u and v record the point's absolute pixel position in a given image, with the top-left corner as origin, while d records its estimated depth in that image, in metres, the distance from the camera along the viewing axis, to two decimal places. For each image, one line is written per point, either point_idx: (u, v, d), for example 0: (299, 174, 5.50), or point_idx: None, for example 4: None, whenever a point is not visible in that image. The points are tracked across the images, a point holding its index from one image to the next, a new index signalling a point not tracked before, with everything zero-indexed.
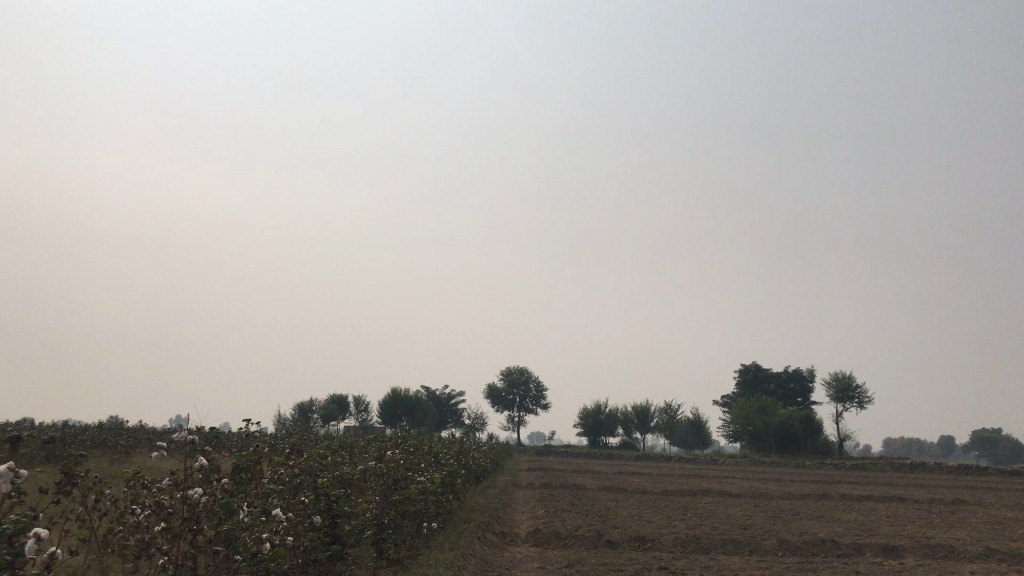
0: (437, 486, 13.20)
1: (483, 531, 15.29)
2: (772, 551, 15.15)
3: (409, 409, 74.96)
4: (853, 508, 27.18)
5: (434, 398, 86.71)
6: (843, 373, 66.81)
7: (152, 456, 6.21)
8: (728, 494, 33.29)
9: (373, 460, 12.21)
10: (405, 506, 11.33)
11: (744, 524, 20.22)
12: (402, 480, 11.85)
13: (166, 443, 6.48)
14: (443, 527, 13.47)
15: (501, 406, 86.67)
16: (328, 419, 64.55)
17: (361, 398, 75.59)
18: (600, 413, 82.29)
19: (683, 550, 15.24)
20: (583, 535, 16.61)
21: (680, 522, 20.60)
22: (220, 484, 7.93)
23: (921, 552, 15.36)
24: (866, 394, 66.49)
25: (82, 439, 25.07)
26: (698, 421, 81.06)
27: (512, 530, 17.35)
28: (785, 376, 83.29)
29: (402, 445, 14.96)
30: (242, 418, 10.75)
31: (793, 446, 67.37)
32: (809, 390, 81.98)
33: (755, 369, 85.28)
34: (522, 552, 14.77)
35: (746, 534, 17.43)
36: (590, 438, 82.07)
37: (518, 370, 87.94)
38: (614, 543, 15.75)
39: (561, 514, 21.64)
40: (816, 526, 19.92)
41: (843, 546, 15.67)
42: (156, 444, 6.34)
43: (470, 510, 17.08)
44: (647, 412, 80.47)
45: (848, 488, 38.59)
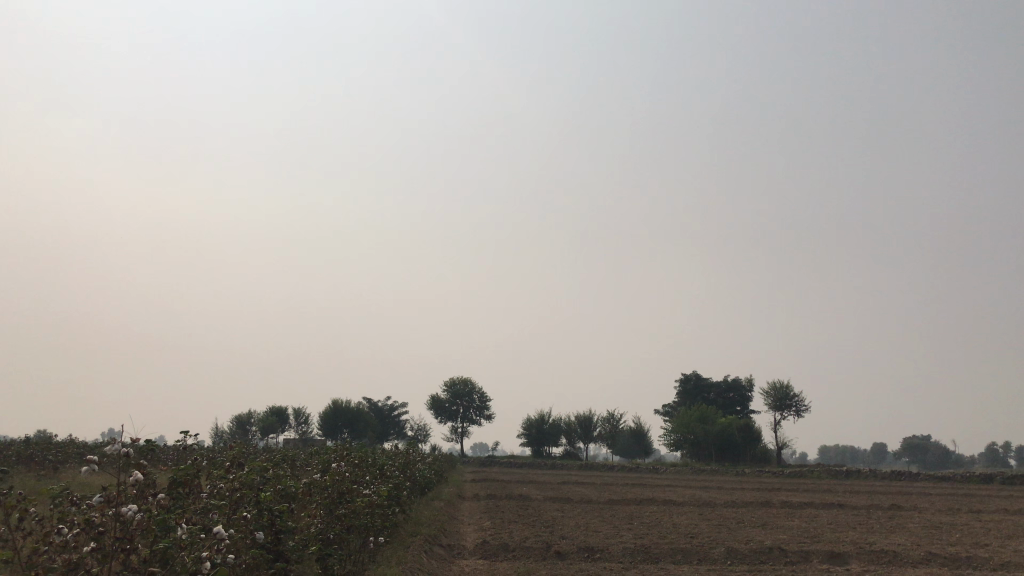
0: (382, 499, 12.83)
1: (430, 544, 14.96)
2: (720, 560, 15.12)
3: (351, 421, 73.88)
4: (794, 516, 27.53)
5: (375, 409, 85.66)
6: (781, 382, 68.01)
7: (82, 470, 5.80)
8: (672, 503, 33.43)
9: (317, 473, 11.81)
10: (351, 520, 10.95)
11: (691, 533, 20.23)
12: (347, 493, 11.48)
13: (97, 457, 6.08)
14: (390, 541, 13.09)
15: (444, 417, 86.06)
16: (268, 432, 63.19)
17: (302, 410, 74.20)
18: (544, 423, 82.31)
19: (632, 560, 15.12)
20: (531, 547, 16.39)
21: (627, 532, 20.49)
22: (157, 500, 7.50)
23: (865, 558, 15.51)
24: (803, 402, 67.78)
25: (7, 455, 23.97)
26: (640, 430, 81.65)
27: (458, 543, 17.03)
28: (725, 385, 84.49)
29: (346, 458, 14.55)
30: (179, 431, 10.29)
31: (733, 454, 68.26)
32: (747, 399, 83.27)
33: (695, 379, 86.28)
34: (470, 565, 14.47)
35: (694, 543, 17.41)
36: (534, 448, 82.00)
37: (461, 380, 87.40)
38: (563, 554, 15.56)
39: (507, 525, 21.40)
40: (761, 534, 20.02)
41: (790, 554, 15.73)
42: (87, 457, 5.94)
43: (416, 523, 16.72)
44: (590, 422, 80.76)
45: (788, 495, 39.15)
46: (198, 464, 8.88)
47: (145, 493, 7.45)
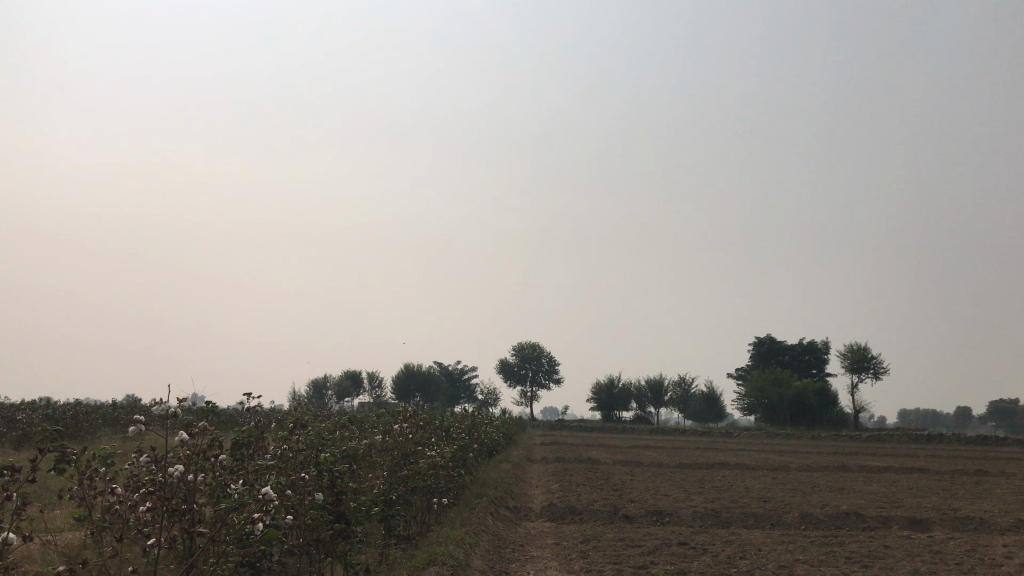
0: (447, 461, 12.73)
1: (496, 506, 14.88)
2: (794, 525, 14.66)
3: (422, 385, 74.84)
4: (872, 480, 26.76)
5: (446, 373, 86.60)
6: (859, 344, 66.11)
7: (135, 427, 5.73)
8: (746, 467, 32.87)
9: (381, 434, 11.78)
10: (415, 482, 10.88)
11: (764, 497, 19.74)
12: (411, 455, 11.43)
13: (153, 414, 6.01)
14: (454, 502, 13.04)
15: (514, 381, 86.48)
16: (342, 395, 64.51)
17: (374, 374, 75.54)
18: (614, 387, 81.98)
19: (702, 524, 14.80)
20: (599, 510, 16.19)
21: (698, 496, 20.13)
22: (218, 461, 7.47)
23: (949, 525, 14.81)
24: (882, 364, 65.72)
25: (94, 418, 24.91)
26: (712, 394, 80.63)
27: (525, 505, 16.97)
28: (800, 348, 82.59)
29: (411, 419, 14.52)
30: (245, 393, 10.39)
31: (808, 418, 66.80)
32: (823, 361, 81.28)
33: (769, 342, 84.60)
34: (536, 527, 14.36)
35: (766, 508, 16.94)
36: (604, 412, 81.82)
37: (530, 344, 87.65)
38: (631, 518, 15.33)
39: (575, 488, 21.24)
40: (838, 499, 19.39)
41: (869, 519, 15.16)
42: (141, 415, 5.88)
43: (483, 485, 16.69)
44: (661, 386, 80.07)
45: (867, 460, 38.03)
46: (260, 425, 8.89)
47: (204, 452, 7.44)
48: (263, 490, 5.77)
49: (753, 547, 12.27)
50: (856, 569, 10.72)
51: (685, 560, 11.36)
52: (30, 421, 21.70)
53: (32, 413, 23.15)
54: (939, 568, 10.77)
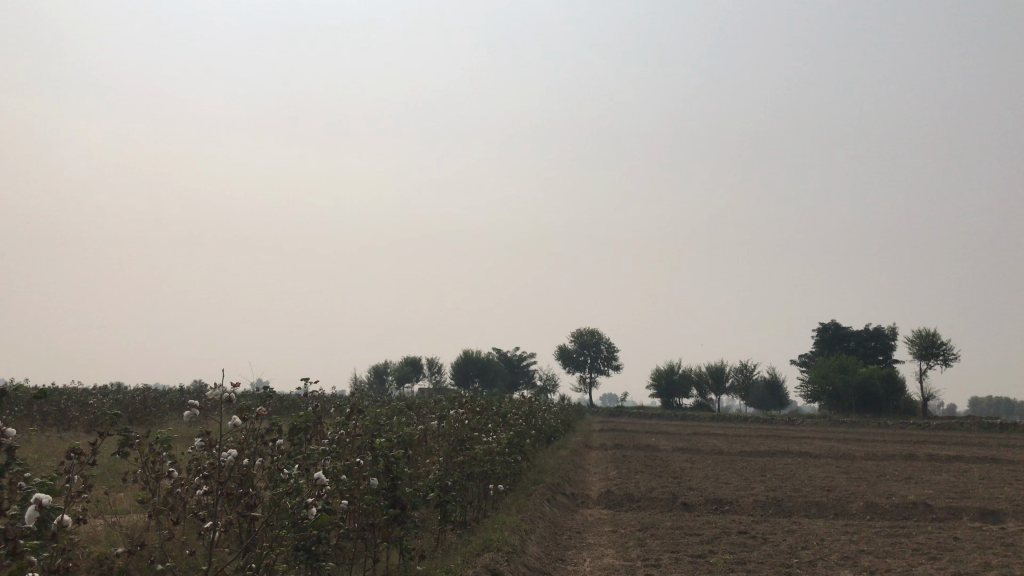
0: (504, 447, 12.72)
1: (553, 492, 14.85)
2: (858, 515, 14.29)
3: (481, 371, 75.24)
4: (940, 470, 26.00)
5: (505, 359, 86.88)
6: (927, 330, 64.22)
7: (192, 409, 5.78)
8: (808, 455, 32.22)
9: (437, 420, 11.82)
10: (471, 468, 10.89)
11: (827, 486, 19.29)
12: (468, 441, 11.44)
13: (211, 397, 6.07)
14: (510, 488, 13.02)
15: (573, 367, 86.34)
16: (402, 381, 65.23)
17: (434, 360, 76.18)
18: (674, 373, 81.24)
19: (763, 513, 14.53)
20: (657, 497, 16.03)
21: (759, 484, 19.82)
22: (276, 445, 7.54)
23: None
24: (952, 350, 63.72)
25: (163, 402, 25.62)
26: (774, 381, 79.29)
27: (582, 491, 16.92)
28: (866, 334, 80.59)
29: (468, 405, 14.57)
30: (304, 379, 10.51)
31: (874, 405, 65.21)
32: (890, 347, 79.19)
33: (833, 328, 82.78)
34: (593, 514, 14.29)
35: (830, 498, 16.56)
36: (664, 399, 81.19)
37: (589, 331, 87.38)
38: (690, 506, 15.13)
39: (633, 475, 21.11)
40: (905, 489, 18.88)
41: (938, 510, 14.69)
42: (198, 398, 5.94)
43: (540, 471, 16.69)
44: (722, 372, 79.08)
45: (936, 449, 36.94)
46: (318, 410, 8.99)
47: (262, 437, 7.54)
48: (316, 475, 5.79)
49: (815, 537, 11.98)
50: (923, 561, 10.38)
51: (745, 549, 11.15)
52: (102, 405, 22.45)
53: (104, 398, 23.95)
54: (1012, 561, 10.35)
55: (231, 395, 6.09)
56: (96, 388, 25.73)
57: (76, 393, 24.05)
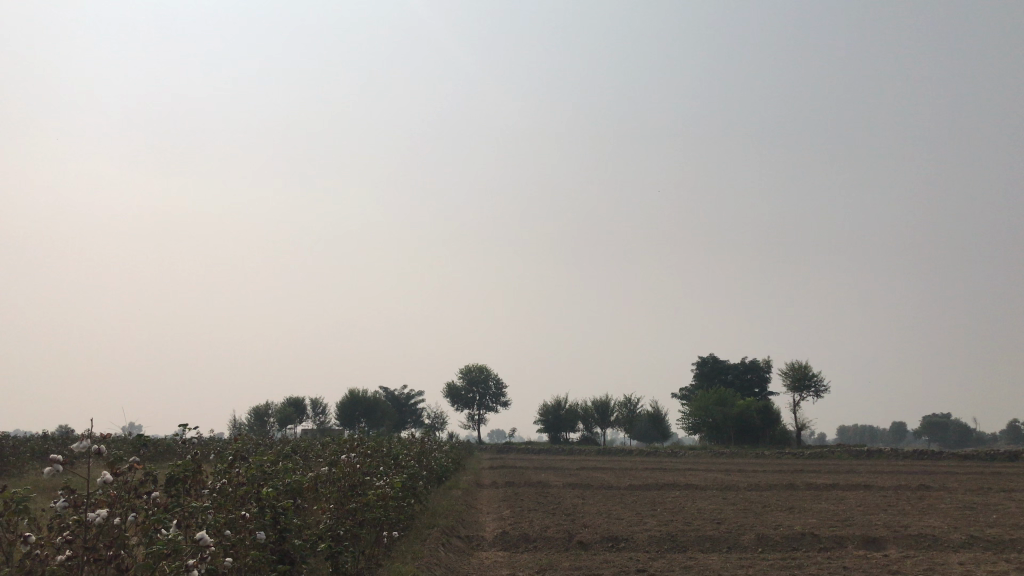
0: (397, 490, 12.25)
1: (448, 536, 14.41)
2: (750, 548, 14.44)
3: (368, 410, 73.62)
4: (819, 498, 26.92)
5: (392, 398, 85.45)
6: (799, 362, 67.15)
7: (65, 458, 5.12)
8: (694, 487, 32.85)
9: (327, 465, 11.26)
10: (363, 514, 10.38)
11: (717, 519, 19.55)
12: (359, 486, 10.95)
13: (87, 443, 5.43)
14: (404, 535, 12.54)
15: (461, 405, 85.77)
16: (285, 422, 62.87)
17: (319, 401, 74.00)
18: (561, 409, 81.88)
19: (658, 549, 14.53)
20: (553, 536, 15.81)
21: (651, 518, 19.99)
22: (153, 499, 6.87)
23: (903, 543, 14.79)
24: (822, 381, 66.76)
25: (23, 452, 23.65)
26: (658, 414, 81.04)
27: (477, 534, 16.52)
28: (743, 367, 83.66)
29: (358, 448, 14.03)
30: (181, 427, 9.82)
31: (751, 436, 67.49)
32: (765, 380, 82.45)
33: (712, 361, 85.51)
34: (489, 557, 13.90)
35: (720, 530, 16.73)
36: (551, 434, 81.63)
37: (477, 367, 87.05)
38: (586, 544, 14.94)
39: (527, 514, 20.88)
40: (789, 519, 19.36)
41: (824, 539, 15.06)
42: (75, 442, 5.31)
43: (433, 514, 16.22)
44: (607, 407, 80.34)
45: (811, 477, 38.45)
46: (198, 458, 8.36)
47: (137, 490, 6.91)
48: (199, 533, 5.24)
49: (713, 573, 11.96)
50: None
51: None
52: None
53: None
54: None
55: (100, 447, 5.45)
56: None
57: None
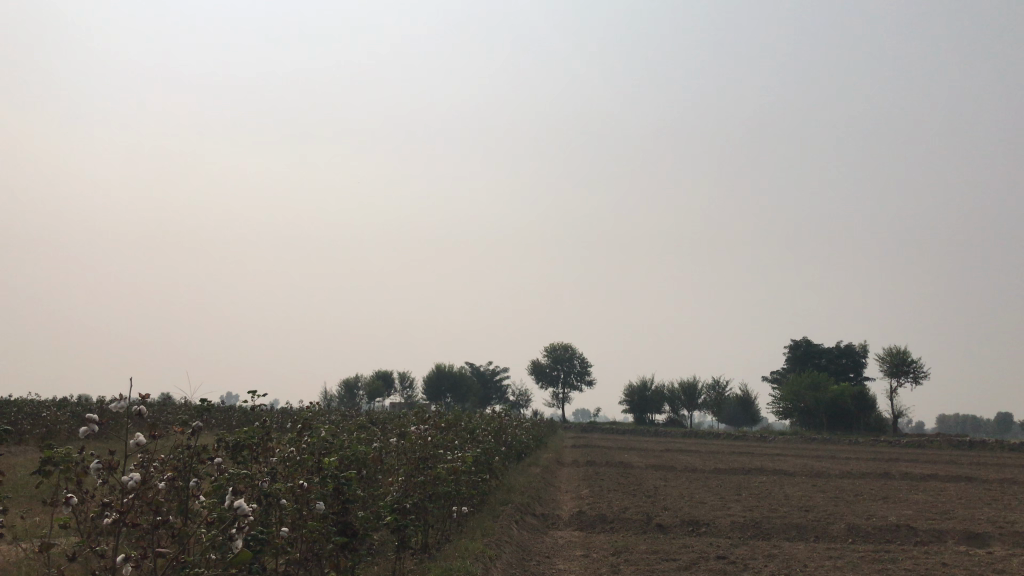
0: (470, 465, 11.99)
1: (522, 514, 14.14)
2: (839, 538, 13.68)
3: (453, 385, 74.29)
4: (917, 488, 25.56)
5: (478, 375, 86.03)
6: (898, 347, 64.36)
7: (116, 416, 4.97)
8: (783, 473, 31.76)
9: (399, 437, 11.11)
10: (433, 488, 10.15)
11: (806, 507, 18.69)
12: (430, 459, 10.74)
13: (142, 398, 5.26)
14: (476, 510, 12.34)
15: (546, 383, 85.68)
16: (373, 395, 64.02)
17: (406, 375, 75.18)
18: (647, 390, 80.91)
19: (740, 536, 13.91)
20: (631, 518, 15.35)
21: (735, 503, 19.34)
22: (215, 465, 6.77)
23: (1010, 540, 13.75)
24: (922, 368, 63.81)
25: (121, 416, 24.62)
26: (746, 398, 79.15)
27: (553, 512, 16.22)
28: (838, 351, 80.81)
29: (432, 420, 13.87)
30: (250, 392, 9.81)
31: (845, 422, 65.13)
32: (861, 365, 79.41)
33: (805, 345, 82.90)
34: (563, 537, 13.59)
35: (809, 518, 15.96)
36: (636, 415, 80.77)
37: (562, 345, 86.80)
38: (665, 528, 14.44)
39: (607, 494, 20.51)
40: (883, 509, 18.40)
41: (922, 533, 14.13)
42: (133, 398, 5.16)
43: (509, 490, 16.00)
44: (695, 388, 78.94)
45: (909, 467, 36.71)
46: (266, 425, 8.28)
47: (199, 456, 6.85)
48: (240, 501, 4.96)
49: (798, 563, 11.29)
50: None
51: None
52: (52, 419, 21.69)
53: (58, 411, 22.92)
54: None
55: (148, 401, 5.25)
56: (51, 400, 24.68)
57: (29, 404, 23.12)
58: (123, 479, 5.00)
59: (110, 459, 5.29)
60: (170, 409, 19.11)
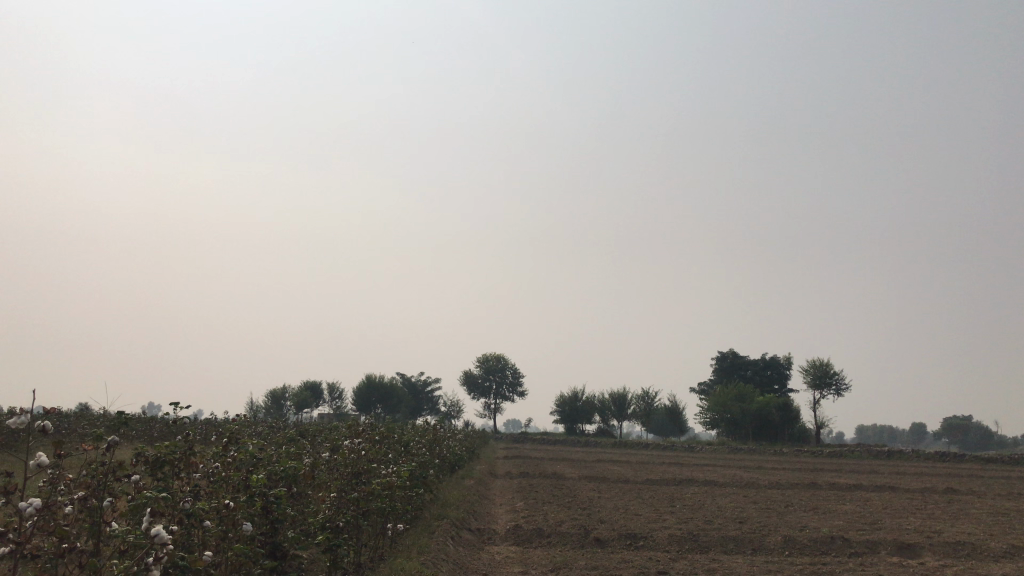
0: (405, 479, 11.56)
1: (458, 529, 13.76)
2: (776, 550, 13.68)
3: (384, 396, 73.20)
4: (844, 499, 26.03)
5: (409, 385, 85.07)
6: (821, 359, 65.98)
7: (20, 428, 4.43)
8: (714, 484, 32.03)
9: (331, 450, 10.66)
10: (367, 504, 9.69)
11: (740, 518, 18.75)
12: (363, 473, 10.32)
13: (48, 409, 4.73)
14: (411, 526, 11.92)
15: (478, 393, 85.23)
16: (301, 407, 62.56)
17: (336, 386, 73.85)
18: (578, 400, 81.17)
19: (679, 549, 13.78)
20: (568, 531, 15.08)
21: (670, 515, 19.33)
22: (134, 484, 6.26)
23: (941, 551, 13.93)
24: (843, 380, 65.54)
25: None
26: (675, 408, 80.08)
27: (488, 526, 15.88)
28: (763, 363, 82.50)
29: (365, 433, 13.41)
30: (169, 405, 9.20)
31: (770, 432, 66.43)
32: (785, 377, 81.21)
33: (732, 357, 84.44)
34: (500, 552, 13.25)
35: (744, 531, 15.99)
36: (568, 425, 80.95)
37: (494, 356, 86.49)
38: (603, 542, 14.22)
39: (541, 507, 20.26)
40: (815, 520, 18.58)
41: (856, 544, 14.24)
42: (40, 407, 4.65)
43: (443, 504, 15.59)
44: (625, 399, 79.55)
45: (833, 477, 37.55)
46: (191, 438, 7.78)
47: (116, 472, 6.35)
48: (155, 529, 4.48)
49: None
50: None
51: None
52: None
53: None
54: None
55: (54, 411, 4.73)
56: None
57: None
58: (21, 504, 4.44)
59: (4, 484, 4.72)
60: (84, 420, 18.12)
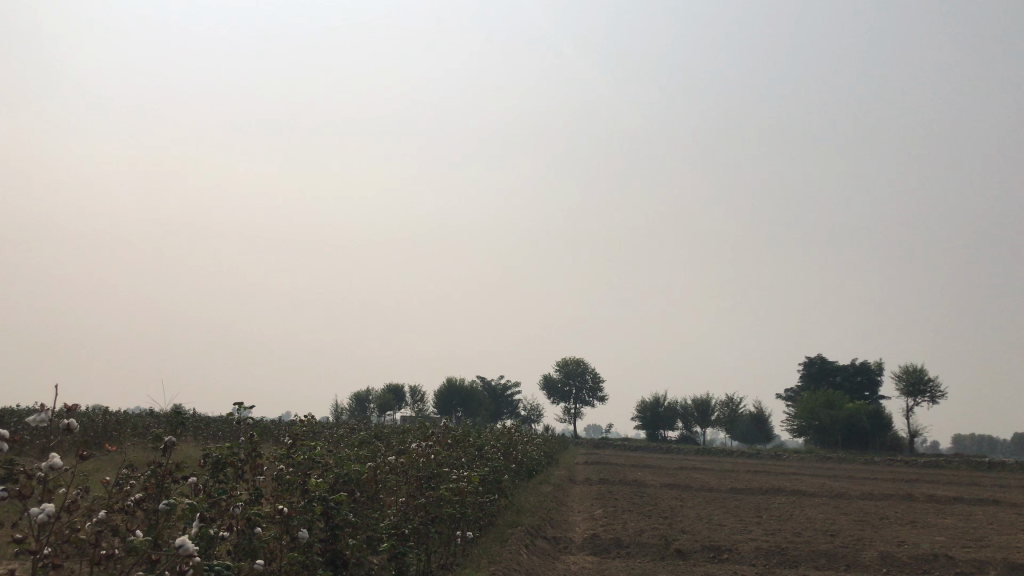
0: (476, 484, 11.15)
1: (533, 537, 13.30)
2: (873, 568, 12.73)
3: (464, 399, 73.33)
4: (944, 512, 24.51)
5: (489, 389, 85.07)
6: (915, 365, 63.03)
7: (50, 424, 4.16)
8: (803, 494, 30.70)
9: (398, 454, 10.34)
10: (435, 511, 9.29)
11: (831, 531, 17.76)
12: (432, 478, 9.95)
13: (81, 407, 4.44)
14: (482, 533, 11.51)
15: (557, 398, 84.63)
16: (383, 409, 63.14)
17: (417, 388, 74.44)
18: (659, 406, 79.71)
19: (765, 563, 13.01)
20: (647, 541, 14.48)
21: (756, 526, 18.44)
22: (189, 483, 6.00)
23: None
24: (939, 387, 62.47)
25: None
26: (761, 415, 77.82)
27: (564, 534, 15.38)
28: (853, 369, 79.36)
29: (438, 436, 13.09)
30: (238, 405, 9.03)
31: (860, 440, 63.78)
32: (877, 383, 77.94)
33: (819, 363, 81.57)
34: (576, 563, 12.73)
35: (836, 544, 15.10)
36: (649, 431, 79.54)
37: (574, 360, 85.75)
38: (684, 553, 13.55)
39: (621, 515, 19.63)
40: (915, 535, 17.41)
41: (961, 563, 13.18)
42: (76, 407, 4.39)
43: (519, 511, 15.16)
44: (708, 405, 77.65)
45: (929, 488, 35.61)
46: (253, 438, 7.50)
47: (172, 472, 6.09)
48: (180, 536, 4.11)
49: None
50: None
51: None
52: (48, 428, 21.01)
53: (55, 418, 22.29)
54: None
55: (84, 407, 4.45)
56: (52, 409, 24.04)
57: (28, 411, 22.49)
58: (39, 508, 4.13)
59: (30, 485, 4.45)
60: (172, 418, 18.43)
